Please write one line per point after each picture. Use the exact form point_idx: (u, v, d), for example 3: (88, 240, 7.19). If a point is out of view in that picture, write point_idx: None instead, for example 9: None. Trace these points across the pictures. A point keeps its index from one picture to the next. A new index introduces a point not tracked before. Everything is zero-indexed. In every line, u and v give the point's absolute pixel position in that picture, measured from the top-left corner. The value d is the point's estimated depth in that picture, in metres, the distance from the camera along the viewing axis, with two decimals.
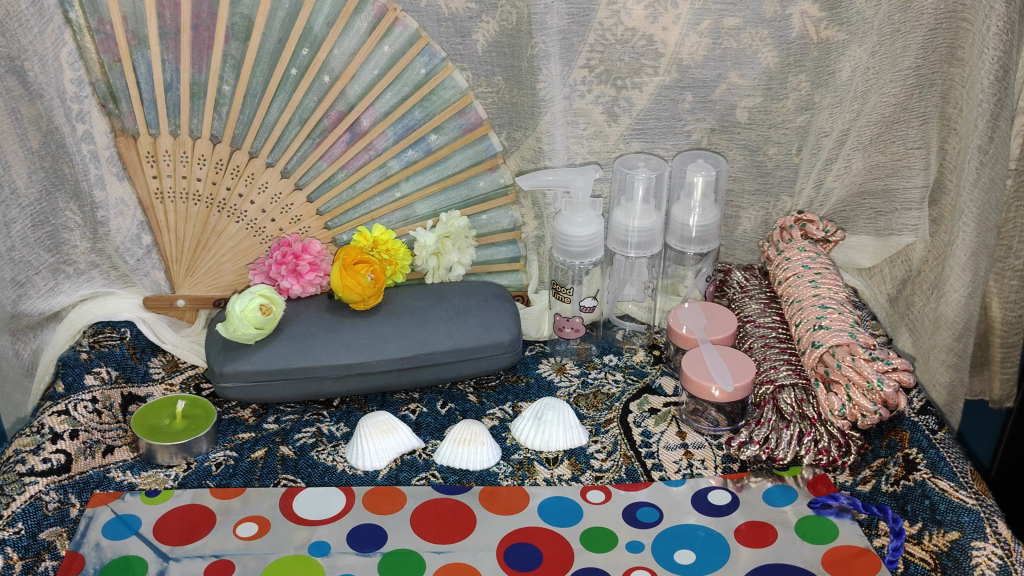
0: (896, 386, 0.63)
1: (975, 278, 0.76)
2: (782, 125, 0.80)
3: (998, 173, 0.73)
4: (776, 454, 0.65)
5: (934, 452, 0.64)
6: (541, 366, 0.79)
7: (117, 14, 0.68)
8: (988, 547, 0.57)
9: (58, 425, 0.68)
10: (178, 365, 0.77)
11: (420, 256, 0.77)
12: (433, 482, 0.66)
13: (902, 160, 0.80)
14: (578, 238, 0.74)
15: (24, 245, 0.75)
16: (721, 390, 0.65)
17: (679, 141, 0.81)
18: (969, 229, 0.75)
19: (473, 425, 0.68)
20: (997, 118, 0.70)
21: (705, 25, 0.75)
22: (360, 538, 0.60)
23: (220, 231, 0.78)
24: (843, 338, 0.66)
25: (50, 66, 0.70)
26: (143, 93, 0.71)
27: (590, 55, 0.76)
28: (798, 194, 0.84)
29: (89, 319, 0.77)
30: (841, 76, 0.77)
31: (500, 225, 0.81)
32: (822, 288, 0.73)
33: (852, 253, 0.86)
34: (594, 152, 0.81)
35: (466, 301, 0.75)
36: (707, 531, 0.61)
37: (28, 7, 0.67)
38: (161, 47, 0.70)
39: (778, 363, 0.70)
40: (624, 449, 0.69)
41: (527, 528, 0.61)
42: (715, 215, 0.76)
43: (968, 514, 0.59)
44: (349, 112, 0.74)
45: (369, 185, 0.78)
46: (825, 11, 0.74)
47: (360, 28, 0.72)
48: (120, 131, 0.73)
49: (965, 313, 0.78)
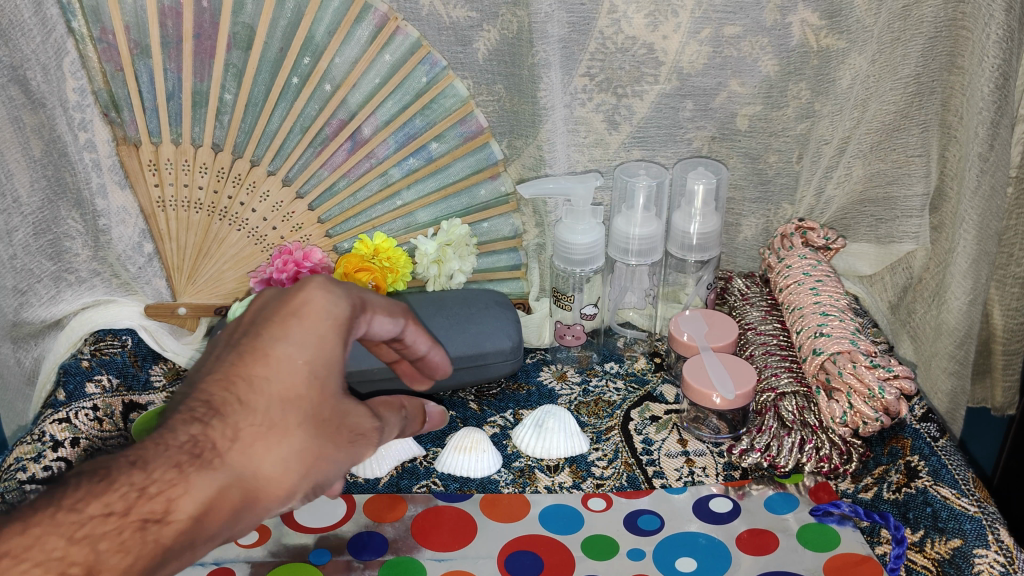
0: (897, 393, 0.63)
1: (976, 284, 0.77)
2: (782, 133, 0.80)
3: (998, 180, 0.73)
4: (776, 462, 0.65)
5: (936, 459, 0.64)
6: (542, 373, 0.79)
7: (119, 23, 0.68)
8: (989, 554, 0.56)
9: (59, 432, 0.68)
10: (179, 373, 0.77)
11: (421, 263, 0.77)
12: (434, 489, 0.65)
13: (902, 168, 0.80)
14: (579, 245, 0.74)
15: (26, 252, 0.75)
16: (722, 397, 0.65)
17: (680, 148, 0.81)
18: (970, 236, 0.75)
19: (474, 433, 0.69)
20: (996, 125, 0.70)
21: (705, 33, 0.75)
22: (360, 545, 0.60)
23: (222, 239, 0.78)
24: (844, 346, 0.66)
25: (53, 75, 0.70)
26: (145, 102, 0.72)
27: (591, 63, 0.76)
28: (798, 202, 0.84)
29: (90, 327, 0.78)
30: (841, 84, 0.77)
31: (501, 233, 0.82)
32: (823, 295, 0.73)
33: (853, 260, 0.86)
34: (594, 160, 0.82)
35: (466, 310, 0.75)
36: (708, 539, 0.61)
37: (30, 16, 0.67)
38: (163, 57, 0.70)
39: (778, 370, 0.69)
40: (624, 456, 0.69)
41: (528, 536, 0.61)
42: (716, 222, 0.76)
43: (971, 521, 0.59)
44: (350, 120, 0.75)
45: (370, 193, 0.78)
46: (824, 20, 0.73)
47: (361, 37, 0.72)
48: (122, 139, 0.73)
49: (966, 321, 0.79)
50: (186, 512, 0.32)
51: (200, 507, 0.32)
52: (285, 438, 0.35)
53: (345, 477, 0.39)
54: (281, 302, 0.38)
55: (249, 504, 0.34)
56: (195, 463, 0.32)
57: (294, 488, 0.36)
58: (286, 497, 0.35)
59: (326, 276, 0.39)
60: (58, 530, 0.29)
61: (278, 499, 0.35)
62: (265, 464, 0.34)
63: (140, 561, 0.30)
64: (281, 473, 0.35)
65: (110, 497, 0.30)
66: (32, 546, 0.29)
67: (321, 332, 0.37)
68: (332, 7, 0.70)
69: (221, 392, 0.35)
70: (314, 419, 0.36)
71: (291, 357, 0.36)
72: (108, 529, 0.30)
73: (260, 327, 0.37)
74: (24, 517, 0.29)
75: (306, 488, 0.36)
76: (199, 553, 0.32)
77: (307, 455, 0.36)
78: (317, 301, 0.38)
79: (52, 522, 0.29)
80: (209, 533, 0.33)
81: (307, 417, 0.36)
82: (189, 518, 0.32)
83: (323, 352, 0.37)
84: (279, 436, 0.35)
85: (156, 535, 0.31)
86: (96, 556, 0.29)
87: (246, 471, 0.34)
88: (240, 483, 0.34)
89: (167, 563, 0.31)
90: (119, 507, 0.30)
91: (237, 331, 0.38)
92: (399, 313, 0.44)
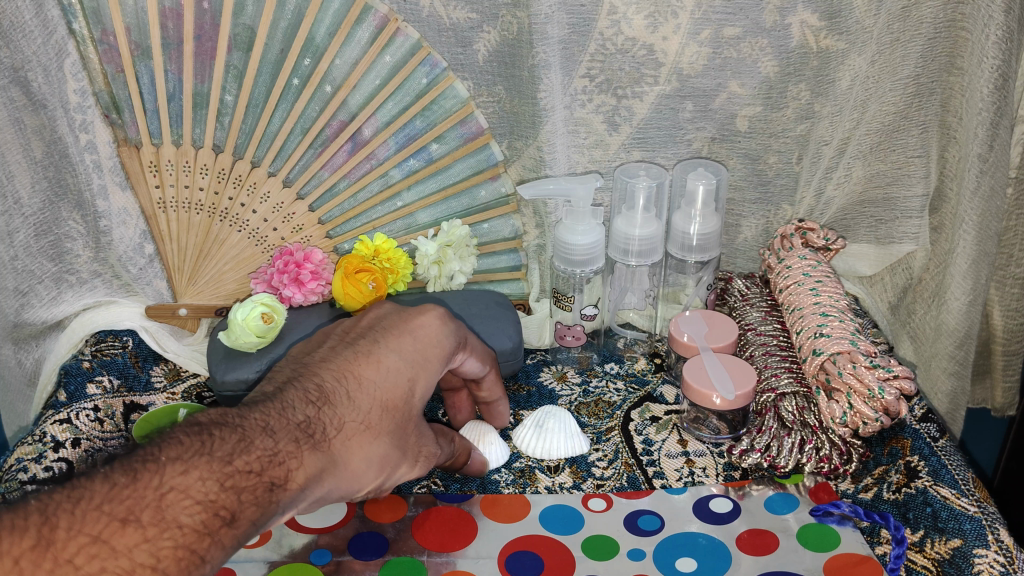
0: (897, 393, 0.63)
1: (975, 285, 0.77)
2: (782, 134, 0.80)
3: (998, 181, 0.73)
4: (776, 462, 0.65)
5: (936, 459, 0.64)
6: (542, 374, 0.79)
7: (120, 25, 0.68)
8: (989, 554, 0.56)
9: (60, 433, 0.68)
10: (180, 374, 0.78)
11: (422, 264, 0.76)
12: (434, 490, 0.65)
13: (902, 168, 0.80)
14: (579, 246, 0.74)
15: (27, 253, 0.75)
16: (722, 398, 0.65)
17: (680, 149, 0.81)
18: (970, 237, 0.76)
19: (481, 426, 0.69)
20: (996, 126, 0.71)
21: (705, 35, 0.75)
22: (362, 545, 0.60)
23: (222, 240, 0.78)
24: (843, 346, 0.66)
25: (54, 77, 0.70)
26: (145, 103, 0.72)
27: (591, 64, 0.76)
28: (798, 203, 0.84)
29: (92, 328, 0.79)
30: (841, 85, 0.77)
31: (501, 234, 0.82)
32: (823, 296, 0.73)
33: (853, 262, 0.86)
34: (594, 161, 0.82)
35: (467, 309, 0.76)
36: (709, 539, 0.61)
37: (31, 18, 0.68)
38: (163, 58, 0.70)
39: (778, 371, 0.69)
40: (624, 456, 0.69)
41: (529, 536, 0.61)
42: (716, 223, 0.76)
43: (970, 521, 0.59)
44: (351, 122, 0.75)
45: (370, 194, 0.78)
46: (824, 21, 0.73)
47: (362, 38, 0.72)
48: (123, 141, 0.74)
49: (966, 321, 0.79)
50: (299, 480, 0.46)
51: (308, 477, 0.46)
52: (373, 436, 0.50)
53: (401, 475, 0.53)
54: (402, 321, 0.56)
55: (335, 481, 0.48)
56: (306, 440, 0.47)
57: (364, 472, 0.50)
58: (363, 478, 0.50)
59: (444, 312, 0.58)
60: (209, 480, 0.42)
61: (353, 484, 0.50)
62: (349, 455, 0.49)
63: (263, 512, 0.43)
64: (364, 462, 0.50)
65: (245, 466, 0.43)
66: (192, 489, 0.41)
67: (423, 353, 0.55)
68: (333, 8, 0.70)
69: (335, 383, 0.51)
70: (399, 426, 0.52)
71: (394, 369, 0.53)
72: (243, 487, 0.43)
73: (380, 337, 0.54)
74: (188, 465, 0.42)
75: (376, 481, 0.51)
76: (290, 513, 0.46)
77: (386, 452, 0.51)
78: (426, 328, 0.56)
79: (207, 473, 0.42)
80: (298, 498, 0.46)
81: (391, 428, 0.52)
82: (296, 485, 0.45)
83: (418, 372, 0.54)
84: (368, 430, 0.50)
85: (276, 493, 0.44)
86: (238, 504, 0.42)
87: (341, 454, 0.49)
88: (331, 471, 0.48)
89: (270, 519, 0.44)
90: (251, 471, 0.44)
91: (358, 333, 0.55)
92: (487, 359, 0.65)
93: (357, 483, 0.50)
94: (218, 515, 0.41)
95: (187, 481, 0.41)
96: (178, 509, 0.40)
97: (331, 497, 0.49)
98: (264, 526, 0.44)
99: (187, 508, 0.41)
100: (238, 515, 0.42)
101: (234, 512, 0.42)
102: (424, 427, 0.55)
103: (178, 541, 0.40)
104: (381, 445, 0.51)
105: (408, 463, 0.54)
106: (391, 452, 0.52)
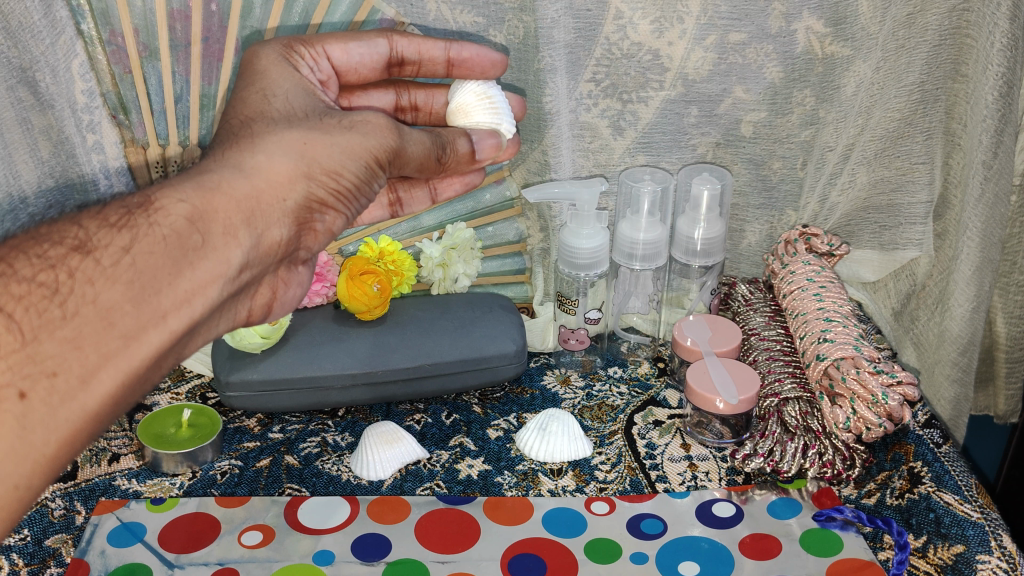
0: (901, 400, 0.63)
1: (979, 292, 0.78)
2: (787, 140, 0.80)
3: (1001, 188, 0.74)
4: (779, 467, 0.65)
5: (938, 465, 0.65)
6: (546, 378, 0.79)
7: (127, 26, 0.68)
8: (992, 560, 0.57)
9: None
10: (184, 374, 0.79)
11: (427, 266, 0.79)
12: (438, 493, 0.66)
13: (906, 175, 0.80)
14: (583, 250, 0.75)
15: None
16: (725, 403, 0.65)
17: (684, 154, 0.82)
18: (973, 244, 0.77)
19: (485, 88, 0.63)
20: (1000, 132, 0.72)
21: (711, 40, 0.75)
22: (366, 546, 0.60)
23: None
24: (848, 352, 0.67)
25: (61, 77, 0.69)
26: (152, 104, 0.73)
27: (597, 68, 0.76)
28: (802, 208, 0.84)
29: None
30: (845, 91, 0.77)
31: (506, 237, 0.84)
32: (827, 301, 0.73)
33: (857, 267, 0.86)
34: (599, 165, 0.82)
35: (471, 312, 0.77)
36: (711, 543, 0.61)
37: (40, 18, 0.67)
38: (172, 59, 0.70)
39: (782, 375, 0.70)
40: (627, 460, 0.69)
41: (532, 538, 0.61)
42: (719, 228, 0.77)
43: (973, 527, 0.60)
44: None
45: None
46: (830, 27, 0.73)
47: None
48: (130, 141, 0.75)
49: (969, 329, 0.80)
50: (171, 211, 0.41)
51: (190, 217, 0.41)
52: (292, 135, 0.47)
53: (337, 150, 0.48)
54: (240, 99, 0.50)
55: (266, 212, 0.45)
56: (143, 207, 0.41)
57: (300, 176, 0.46)
58: (329, 169, 0.47)
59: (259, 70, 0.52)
60: (37, 252, 0.38)
61: (286, 194, 0.46)
62: (258, 172, 0.45)
63: (136, 239, 0.39)
64: (278, 171, 0.46)
65: (63, 232, 0.39)
66: (16, 266, 0.38)
67: (256, 111, 0.49)
68: (334, 23, 0.72)
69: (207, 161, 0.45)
70: (292, 148, 0.46)
71: (265, 159, 0.45)
72: (56, 247, 0.39)
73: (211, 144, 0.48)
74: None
75: (314, 175, 0.47)
76: (204, 261, 0.41)
77: (286, 152, 0.46)
78: (279, 79, 0.51)
79: (21, 250, 0.38)
80: (222, 239, 0.42)
81: (283, 151, 0.46)
82: (172, 211, 0.41)
83: (280, 142, 0.46)
84: (259, 148, 0.46)
85: (139, 218, 0.40)
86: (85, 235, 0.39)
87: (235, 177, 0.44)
88: (221, 192, 0.43)
89: (167, 258, 0.40)
90: (61, 241, 0.39)
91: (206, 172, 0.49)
92: (375, 38, 0.59)
93: (310, 181, 0.47)
94: (43, 285, 0.37)
95: (16, 259, 0.38)
96: (19, 267, 0.38)
97: (259, 229, 0.45)
98: (175, 264, 0.40)
99: (29, 263, 0.38)
100: (94, 245, 0.39)
101: (86, 240, 0.39)
102: (363, 112, 0.50)
103: (28, 280, 0.37)
104: (300, 141, 0.47)
105: (377, 135, 0.49)
106: (325, 139, 0.48)
